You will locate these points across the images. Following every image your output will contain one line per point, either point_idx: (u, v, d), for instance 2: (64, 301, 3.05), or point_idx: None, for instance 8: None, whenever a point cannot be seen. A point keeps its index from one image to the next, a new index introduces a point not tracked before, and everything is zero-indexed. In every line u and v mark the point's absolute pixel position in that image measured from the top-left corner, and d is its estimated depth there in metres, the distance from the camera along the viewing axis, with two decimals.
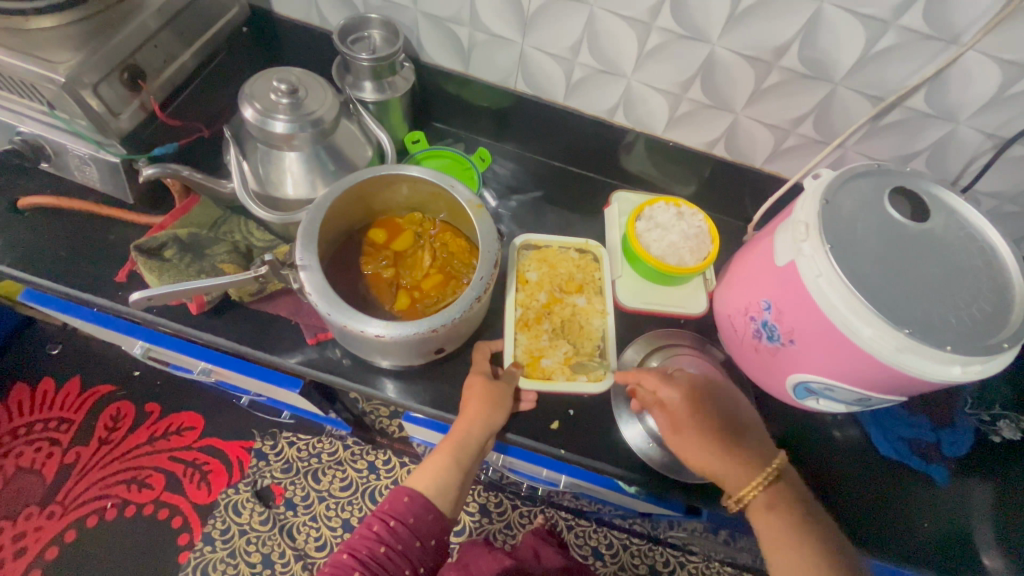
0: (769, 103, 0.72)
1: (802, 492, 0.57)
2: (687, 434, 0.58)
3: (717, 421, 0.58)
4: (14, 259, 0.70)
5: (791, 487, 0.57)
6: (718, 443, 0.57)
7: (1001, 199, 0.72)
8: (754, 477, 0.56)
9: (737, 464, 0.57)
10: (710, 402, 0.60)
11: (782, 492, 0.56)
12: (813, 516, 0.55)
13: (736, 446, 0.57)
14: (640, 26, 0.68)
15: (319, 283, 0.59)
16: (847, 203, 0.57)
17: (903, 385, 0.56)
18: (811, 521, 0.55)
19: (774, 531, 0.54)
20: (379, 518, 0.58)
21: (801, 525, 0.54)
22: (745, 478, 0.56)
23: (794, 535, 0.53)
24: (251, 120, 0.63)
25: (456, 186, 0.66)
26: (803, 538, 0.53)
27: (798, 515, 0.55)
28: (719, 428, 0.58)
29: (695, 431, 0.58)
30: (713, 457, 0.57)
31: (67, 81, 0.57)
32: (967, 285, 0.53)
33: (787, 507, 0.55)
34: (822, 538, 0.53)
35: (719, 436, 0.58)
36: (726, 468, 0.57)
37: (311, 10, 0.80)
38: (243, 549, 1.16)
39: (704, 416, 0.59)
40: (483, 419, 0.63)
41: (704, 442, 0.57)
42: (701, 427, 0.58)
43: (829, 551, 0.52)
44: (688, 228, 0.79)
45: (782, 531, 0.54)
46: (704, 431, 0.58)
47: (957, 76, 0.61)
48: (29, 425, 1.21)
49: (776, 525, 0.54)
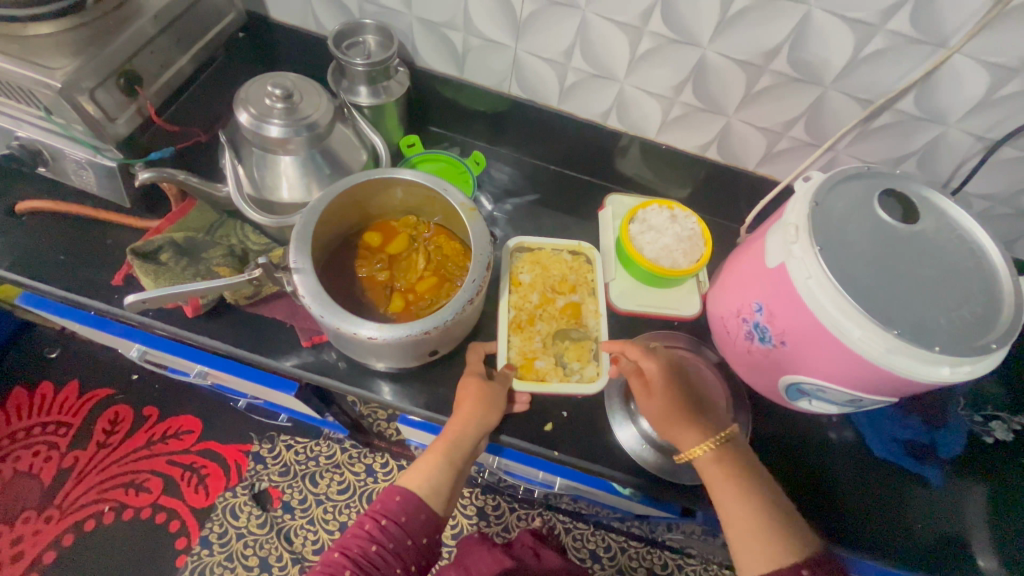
0: (761, 107, 0.72)
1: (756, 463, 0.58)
2: (655, 397, 0.60)
3: (684, 388, 0.61)
4: (11, 264, 0.71)
5: (748, 457, 0.57)
6: (682, 407, 0.59)
7: (993, 201, 0.73)
8: (710, 438, 0.57)
9: (696, 424, 0.58)
10: (681, 374, 0.62)
11: (738, 459, 0.57)
12: (762, 483, 0.55)
13: (698, 411, 0.59)
14: (632, 31, 0.68)
15: (313, 285, 0.59)
16: (837, 205, 0.58)
17: (894, 386, 0.56)
18: (760, 486, 0.55)
19: (724, 488, 0.55)
20: (371, 517, 0.58)
21: (749, 486, 0.54)
22: (700, 437, 0.57)
23: (740, 493, 0.54)
24: (246, 125, 0.64)
25: (450, 189, 0.67)
26: (750, 497, 0.53)
27: (746, 478, 0.55)
28: (686, 396, 0.60)
29: (664, 393, 0.60)
30: (675, 417, 0.59)
31: (64, 87, 0.58)
32: (956, 286, 0.54)
33: (738, 470, 0.56)
34: (767, 501, 0.53)
35: (683, 400, 0.60)
36: (684, 427, 0.58)
37: (307, 16, 0.81)
38: (241, 553, 1.16)
39: (673, 380, 0.61)
40: (476, 419, 0.64)
41: (670, 405, 0.59)
42: (669, 389, 0.60)
43: (773, 511, 0.53)
44: (682, 230, 0.79)
45: (731, 489, 0.54)
46: (672, 395, 0.60)
47: (946, 79, 0.61)
48: (27, 429, 1.21)
49: (724, 482, 0.55)
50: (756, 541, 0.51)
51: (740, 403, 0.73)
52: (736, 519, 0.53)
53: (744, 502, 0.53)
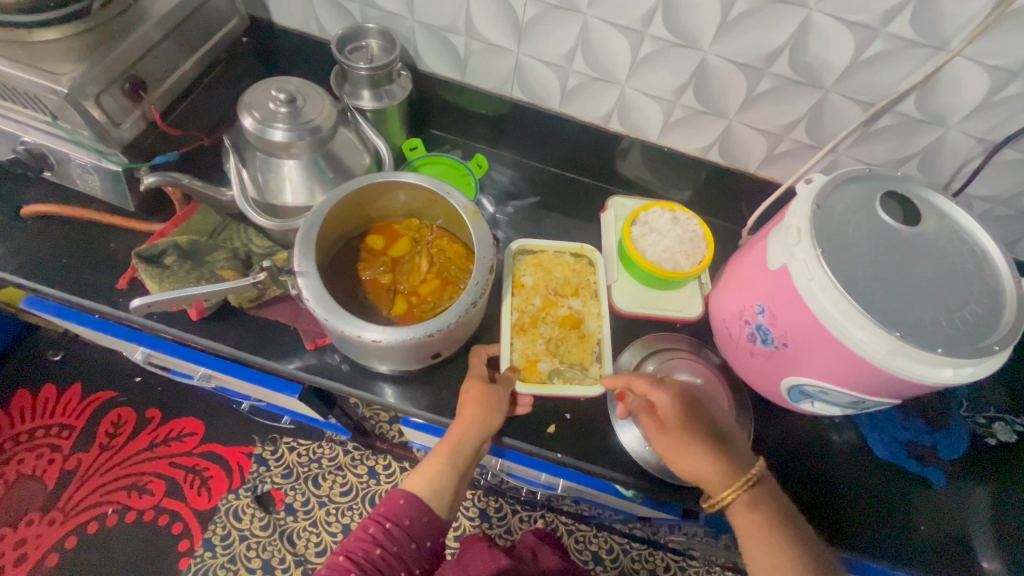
0: (762, 110, 0.72)
1: (778, 496, 0.58)
2: (675, 440, 0.58)
3: (704, 426, 0.59)
4: (16, 268, 0.71)
5: (770, 492, 0.57)
6: (704, 448, 0.57)
7: (994, 203, 0.73)
8: (733, 479, 0.56)
9: (721, 467, 0.57)
10: (699, 407, 0.60)
11: (761, 496, 0.56)
12: (791, 522, 0.55)
13: (721, 450, 0.58)
14: (633, 35, 0.69)
15: (317, 289, 0.60)
16: (839, 207, 0.58)
17: (896, 387, 0.56)
18: (790, 526, 0.55)
19: (754, 533, 0.54)
20: (375, 520, 0.58)
21: (781, 529, 0.54)
22: (727, 481, 0.56)
23: (774, 539, 0.53)
24: (250, 129, 0.64)
25: (452, 192, 0.67)
26: (781, 541, 0.53)
27: (777, 520, 0.55)
28: (707, 434, 0.58)
29: (684, 437, 0.58)
30: (700, 460, 0.57)
31: (69, 92, 0.58)
32: (958, 288, 0.54)
33: (768, 512, 0.55)
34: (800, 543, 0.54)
35: (706, 441, 0.58)
36: (710, 471, 0.57)
37: (310, 20, 0.82)
38: (243, 555, 1.16)
39: (693, 421, 0.59)
40: (478, 422, 0.64)
41: (690, 446, 0.58)
42: (690, 432, 0.58)
43: (807, 555, 0.53)
44: (683, 232, 0.80)
45: (761, 534, 0.54)
46: (692, 436, 0.58)
47: (946, 82, 0.62)
48: (30, 431, 1.22)
49: (758, 528, 0.54)
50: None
51: (742, 404, 0.73)
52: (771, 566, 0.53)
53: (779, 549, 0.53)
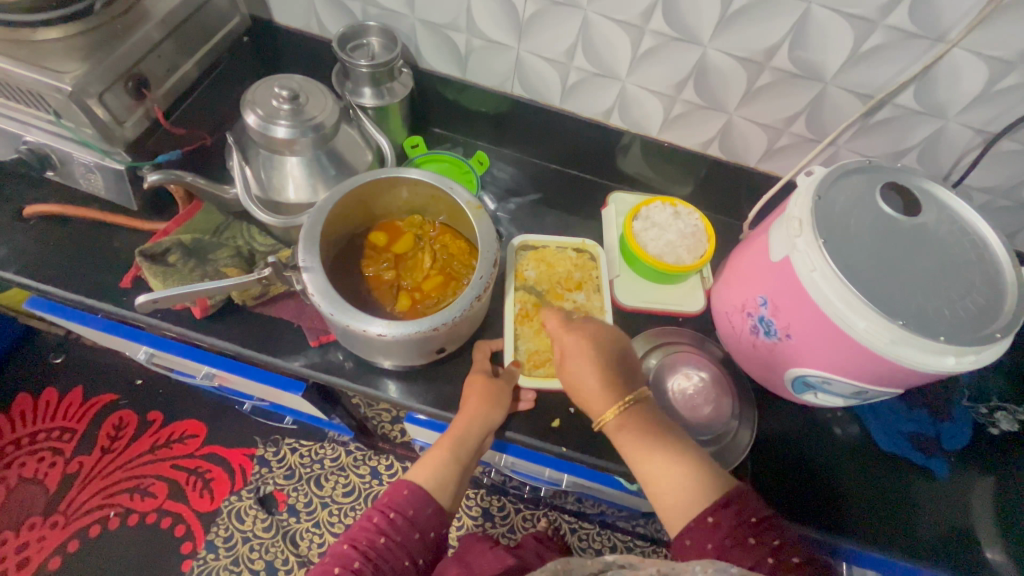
0: (761, 104, 0.73)
1: (660, 419, 0.59)
2: (571, 368, 0.62)
3: (598, 357, 0.62)
4: (19, 268, 0.71)
5: (653, 415, 0.59)
6: (591, 377, 0.61)
7: (993, 194, 0.73)
8: (614, 403, 0.59)
9: (607, 388, 0.60)
10: (600, 342, 0.64)
11: (639, 417, 0.59)
12: (671, 436, 0.58)
13: (607, 377, 0.61)
14: (633, 30, 0.69)
15: (323, 284, 0.60)
16: (840, 199, 0.58)
17: (899, 376, 0.56)
18: (668, 441, 0.57)
19: (631, 449, 0.57)
20: (379, 510, 0.59)
21: (660, 440, 0.57)
22: (608, 403, 0.60)
23: (644, 451, 0.56)
24: (253, 126, 0.64)
25: (455, 187, 0.67)
26: (654, 453, 0.56)
27: (650, 435, 0.57)
28: (597, 365, 0.62)
29: (576, 366, 0.62)
30: (588, 386, 0.61)
31: (73, 91, 0.58)
32: (959, 277, 0.54)
33: (647, 429, 0.58)
34: (678, 452, 0.56)
35: (596, 367, 0.62)
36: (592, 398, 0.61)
37: (311, 19, 0.82)
38: (247, 557, 1.16)
39: (588, 351, 0.63)
40: (482, 415, 0.64)
41: (580, 377, 0.62)
42: (581, 359, 0.62)
43: (675, 462, 0.55)
44: (685, 226, 0.80)
45: (635, 448, 0.57)
46: (582, 366, 0.62)
47: (945, 73, 0.62)
48: (32, 435, 1.21)
49: (630, 444, 0.58)
50: (672, 491, 0.53)
51: (746, 398, 0.74)
52: (654, 476, 0.55)
53: (658, 459, 0.55)
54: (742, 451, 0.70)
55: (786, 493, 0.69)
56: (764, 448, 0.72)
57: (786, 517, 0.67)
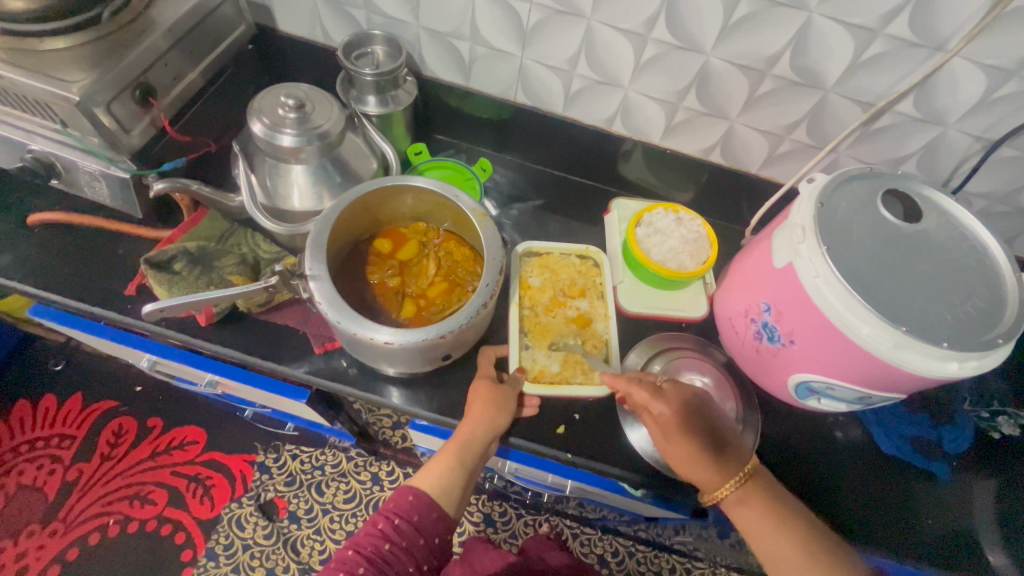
0: (762, 111, 0.74)
1: (777, 490, 0.58)
2: (676, 447, 0.59)
3: (702, 426, 0.60)
4: (22, 276, 0.71)
5: (769, 486, 0.58)
6: (702, 449, 0.58)
7: (992, 200, 0.74)
8: (731, 477, 0.57)
9: (719, 466, 0.58)
10: (699, 412, 0.61)
11: (756, 489, 0.57)
12: (794, 514, 0.56)
13: (718, 448, 0.59)
14: (636, 38, 0.70)
15: (329, 291, 0.60)
16: (841, 206, 0.59)
17: (903, 382, 0.57)
18: (793, 516, 0.55)
19: (755, 525, 0.55)
20: (384, 516, 0.58)
21: (785, 521, 0.55)
22: (721, 480, 0.57)
23: (773, 527, 0.55)
24: (259, 135, 0.65)
25: (460, 195, 0.68)
26: (785, 530, 0.54)
27: (774, 509, 0.56)
28: (702, 437, 0.59)
29: (684, 438, 0.59)
30: (695, 462, 0.58)
31: (80, 100, 0.58)
32: (961, 283, 0.55)
33: (764, 506, 0.56)
34: (803, 533, 0.54)
35: (701, 441, 0.59)
36: (706, 470, 0.58)
37: (315, 27, 0.82)
38: (247, 564, 1.15)
39: (688, 426, 0.59)
40: (486, 421, 0.64)
41: (690, 448, 0.58)
42: (687, 430, 0.59)
43: (808, 540, 0.54)
44: (687, 232, 0.81)
45: (762, 526, 0.55)
46: (690, 438, 0.59)
47: (945, 82, 0.63)
48: (31, 442, 1.21)
49: (756, 518, 0.56)
50: None
51: (749, 403, 0.74)
52: (778, 557, 0.53)
53: (782, 539, 0.54)
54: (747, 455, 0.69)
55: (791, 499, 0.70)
56: (768, 453, 0.73)
57: None
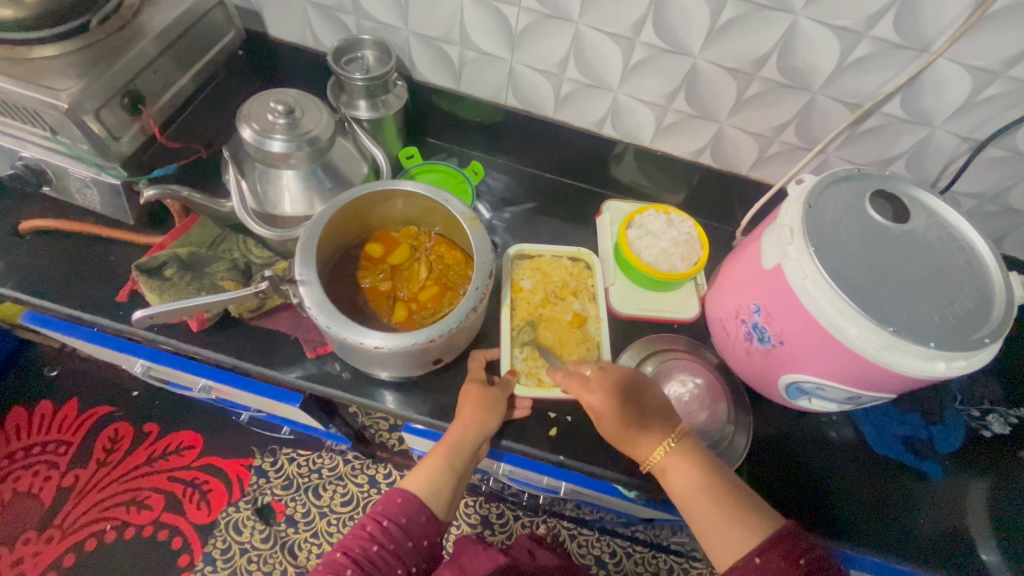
0: (751, 112, 0.74)
1: (705, 454, 0.59)
2: (608, 414, 0.62)
3: (630, 399, 0.63)
4: (14, 283, 0.71)
5: (698, 451, 0.59)
6: (627, 418, 0.61)
7: (980, 199, 0.75)
8: (657, 444, 0.59)
9: (644, 434, 0.60)
10: (629, 385, 0.64)
11: (682, 452, 0.59)
12: (721, 475, 0.57)
13: (645, 417, 0.61)
14: (624, 42, 0.70)
15: (319, 297, 0.60)
16: (830, 208, 0.59)
17: (891, 382, 0.57)
18: (717, 478, 0.57)
19: (678, 487, 0.57)
20: (373, 519, 0.58)
21: (706, 482, 0.56)
22: (649, 446, 0.60)
23: (694, 489, 0.56)
24: (249, 141, 0.65)
25: (450, 200, 0.68)
26: (705, 491, 0.56)
27: (698, 471, 0.57)
28: (629, 407, 0.62)
29: (611, 409, 0.62)
30: (624, 431, 0.61)
31: (69, 108, 0.58)
32: (949, 284, 0.55)
33: (693, 468, 0.58)
34: (728, 491, 0.55)
35: (631, 409, 0.62)
36: (633, 438, 0.60)
37: (305, 32, 0.82)
38: (245, 568, 1.15)
39: (620, 397, 0.62)
40: (476, 424, 0.64)
41: (616, 419, 0.61)
42: (615, 402, 0.62)
43: (727, 498, 0.55)
44: (678, 234, 0.81)
45: (684, 488, 0.57)
46: (616, 408, 0.62)
47: (930, 83, 0.63)
48: (27, 448, 1.21)
49: (678, 481, 0.57)
50: (719, 533, 0.53)
51: (741, 404, 0.74)
52: (698, 516, 0.55)
53: (707, 498, 0.55)
54: (739, 455, 0.70)
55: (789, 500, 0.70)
56: (760, 452, 0.73)
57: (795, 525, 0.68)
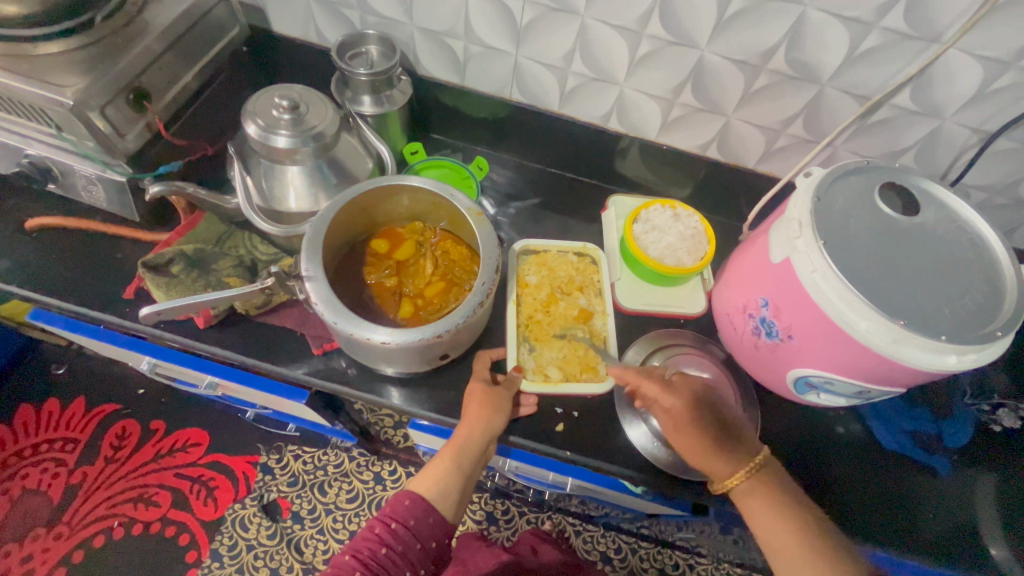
0: (759, 106, 0.73)
1: (785, 484, 0.57)
2: (686, 434, 0.59)
3: (712, 417, 0.59)
4: (21, 281, 0.71)
5: (777, 480, 0.57)
6: (709, 438, 0.58)
7: (991, 191, 0.74)
8: (738, 470, 0.57)
9: (725, 459, 0.57)
10: (710, 402, 0.60)
11: (764, 481, 0.57)
12: (804, 509, 0.55)
13: (727, 440, 0.58)
14: (631, 35, 0.69)
15: (325, 292, 0.60)
16: (838, 200, 0.59)
17: (902, 376, 0.56)
18: (800, 511, 0.55)
19: (759, 516, 0.55)
20: (381, 521, 0.58)
21: (790, 514, 0.54)
22: (730, 471, 0.57)
23: (778, 520, 0.54)
24: (254, 136, 0.65)
25: (455, 194, 0.67)
26: (790, 522, 0.53)
27: (781, 502, 0.55)
28: (711, 426, 0.59)
29: (695, 427, 0.58)
30: (706, 452, 0.58)
31: (75, 104, 0.58)
32: (959, 277, 0.54)
33: (773, 498, 0.56)
34: (812, 526, 0.53)
35: (713, 431, 0.58)
36: (714, 460, 0.58)
37: (309, 27, 0.82)
38: (251, 565, 1.16)
39: (702, 416, 0.59)
40: (482, 424, 0.64)
41: (698, 438, 0.58)
42: (697, 419, 0.59)
43: (814, 535, 0.53)
44: (684, 228, 0.80)
45: (767, 518, 0.54)
46: (699, 426, 0.59)
47: (941, 74, 0.63)
48: (35, 445, 1.21)
49: (761, 509, 0.55)
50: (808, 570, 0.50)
51: (749, 400, 0.74)
52: (781, 548, 0.52)
53: (792, 532, 0.53)
54: None
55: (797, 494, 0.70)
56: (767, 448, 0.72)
57: None
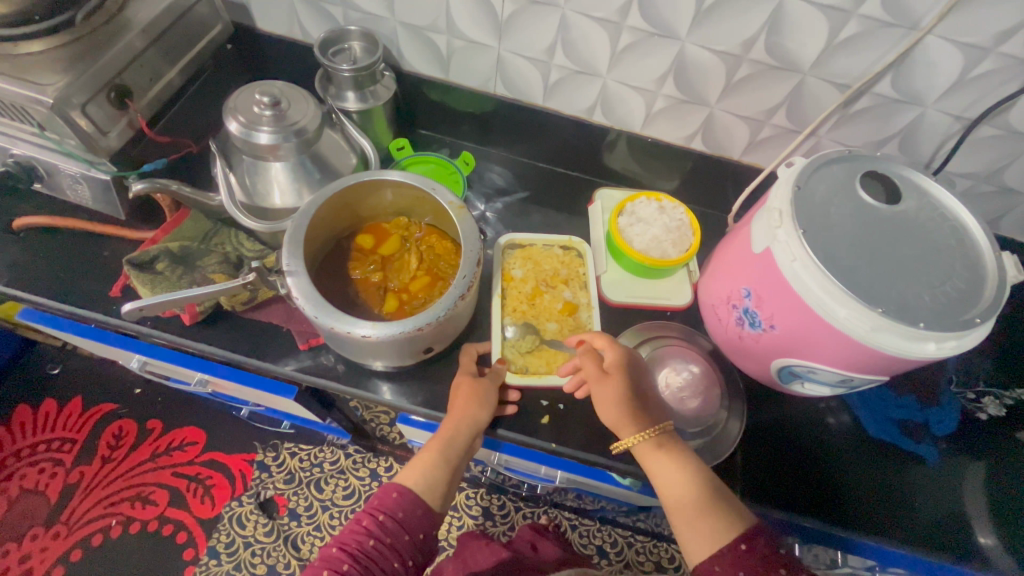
0: (742, 96, 0.73)
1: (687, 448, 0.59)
2: (610, 386, 0.62)
3: (635, 381, 0.63)
4: (9, 281, 0.72)
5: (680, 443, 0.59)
6: (628, 395, 0.61)
7: (975, 180, 0.74)
8: (646, 426, 0.59)
9: (635, 414, 0.60)
10: (637, 370, 0.65)
11: (668, 439, 0.58)
12: (704, 469, 0.56)
13: (642, 402, 0.61)
14: (611, 27, 0.69)
15: (306, 287, 0.60)
16: (819, 190, 0.59)
17: (881, 364, 0.57)
18: (700, 469, 0.56)
19: (658, 469, 0.56)
20: (368, 514, 0.59)
21: (688, 468, 0.56)
22: (639, 426, 0.59)
23: (676, 474, 0.55)
24: (235, 133, 0.65)
25: (437, 188, 0.67)
26: (687, 477, 0.55)
27: (682, 458, 0.57)
28: (632, 387, 0.62)
29: (620, 382, 0.62)
30: (624, 407, 0.60)
31: (55, 103, 0.59)
32: (939, 264, 0.55)
33: (674, 457, 0.57)
34: (707, 480, 0.55)
35: (632, 391, 0.62)
36: (626, 416, 0.60)
37: (293, 24, 0.82)
38: (248, 562, 1.16)
39: (627, 376, 0.63)
40: (468, 415, 0.65)
41: (620, 392, 0.61)
42: (625, 376, 0.62)
43: (706, 488, 0.54)
44: (670, 221, 0.81)
45: (665, 471, 0.56)
46: (622, 383, 0.62)
47: (920, 62, 0.63)
48: (32, 446, 1.22)
49: (661, 463, 0.57)
50: (696, 518, 0.52)
51: (734, 391, 0.74)
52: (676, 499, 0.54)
53: (685, 484, 0.54)
54: (733, 440, 0.70)
55: (803, 487, 0.69)
56: (756, 440, 0.72)
57: (807, 511, 0.67)
